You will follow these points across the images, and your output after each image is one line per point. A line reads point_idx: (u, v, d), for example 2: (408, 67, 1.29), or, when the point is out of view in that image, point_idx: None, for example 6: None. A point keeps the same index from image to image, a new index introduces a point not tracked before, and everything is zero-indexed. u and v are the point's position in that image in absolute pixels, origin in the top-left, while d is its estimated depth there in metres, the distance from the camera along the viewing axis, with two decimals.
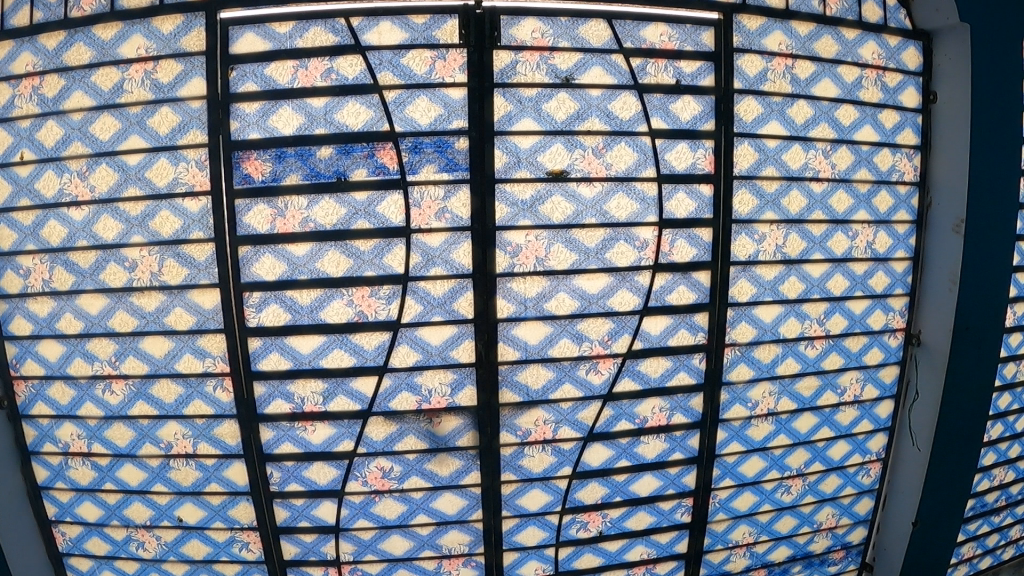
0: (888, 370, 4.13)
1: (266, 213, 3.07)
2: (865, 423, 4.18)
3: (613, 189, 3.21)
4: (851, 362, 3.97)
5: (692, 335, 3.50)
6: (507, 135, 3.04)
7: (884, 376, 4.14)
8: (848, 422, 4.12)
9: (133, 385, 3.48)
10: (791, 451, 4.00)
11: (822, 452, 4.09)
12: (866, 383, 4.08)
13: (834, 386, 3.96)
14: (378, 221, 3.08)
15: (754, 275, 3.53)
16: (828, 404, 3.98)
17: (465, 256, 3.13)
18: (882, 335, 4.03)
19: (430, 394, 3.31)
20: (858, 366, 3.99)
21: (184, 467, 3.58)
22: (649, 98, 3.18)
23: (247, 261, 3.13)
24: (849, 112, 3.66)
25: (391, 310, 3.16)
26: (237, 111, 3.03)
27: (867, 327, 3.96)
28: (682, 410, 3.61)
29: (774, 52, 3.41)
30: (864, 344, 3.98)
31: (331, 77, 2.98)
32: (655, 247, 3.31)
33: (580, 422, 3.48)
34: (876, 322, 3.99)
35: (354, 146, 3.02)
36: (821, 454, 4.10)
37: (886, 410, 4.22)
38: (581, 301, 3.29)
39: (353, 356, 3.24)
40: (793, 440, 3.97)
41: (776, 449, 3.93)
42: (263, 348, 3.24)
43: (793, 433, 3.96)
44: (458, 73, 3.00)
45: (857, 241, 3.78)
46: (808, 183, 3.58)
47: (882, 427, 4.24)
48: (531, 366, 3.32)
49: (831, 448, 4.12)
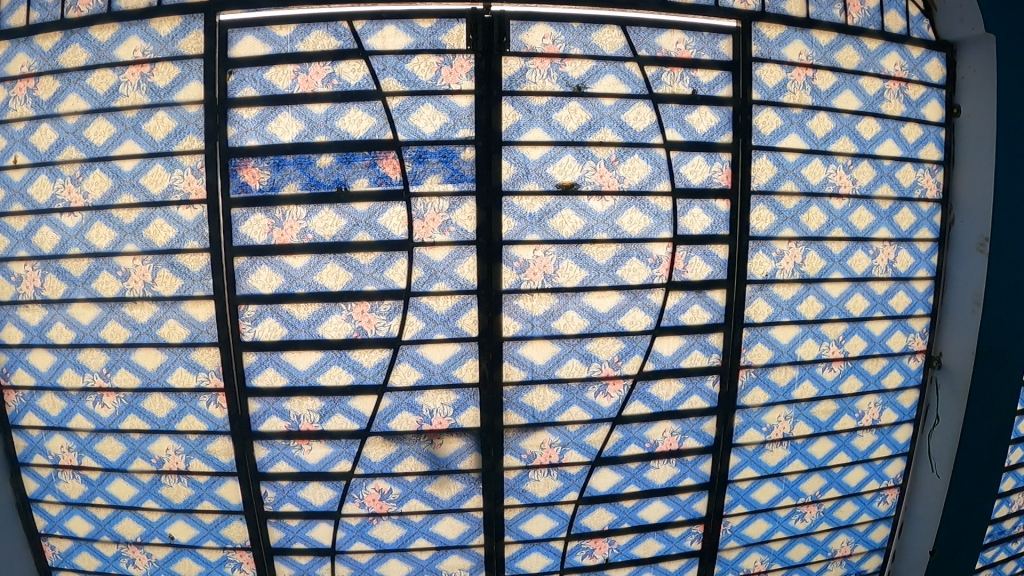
0: (907, 393, 3.98)
1: (263, 224, 2.95)
2: (883, 448, 4.03)
3: (625, 203, 3.07)
4: (869, 385, 3.82)
5: (705, 356, 3.35)
6: (516, 145, 2.91)
7: (903, 400, 3.99)
8: (866, 447, 3.96)
9: (124, 399, 3.36)
10: (806, 477, 3.84)
11: (838, 478, 3.93)
12: (884, 407, 3.92)
13: (852, 409, 3.80)
14: (380, 233, 2.94)
15: (771, 294, 3.38)
16: (845, 428, 3.82)
17: (470, 271, 3.00)
18: (901, 358, 3.89)
19: (431, 415, 3.17)
20: (876, 390, 3.84)
21: (175, 484, 3.45)
22: (664, 108, 3.05)
23: (243, 273, 3.01)
24: (871, 125, 3.53)
25: (392, 327, 3.03)
26: (234, 117, 2.91)
27: (887, 349, 3.81)
28: (694, 434, 3.45)
29: (794, 62, 3.28)
30: (883, 366, 3.83)
31: (332, 82, 2.86)
32: (669, 265, 3.17)
33: (588, 445, 3.33)
34: (896, 344, 3.84)
35: (355, 155, 2.89)
36: (837, 480, 3.94)
37: (905, 435, 4.06)
38: (590, 320, 3.15)
39: (352, 374, 3.10)
40: (809, 465, 3.81)
41: (791, 474, 3.78)
42: (258, 364, 3.11)
43: (808, 458, 3.79)
44: (465, 80, 2.86)
45: (878, 259, 3.64)
46: (829, 199, 3.45)
47: (900, 452, 4.08)
48: (537, 387, 3.18)
49: (847, 474, 3.96)
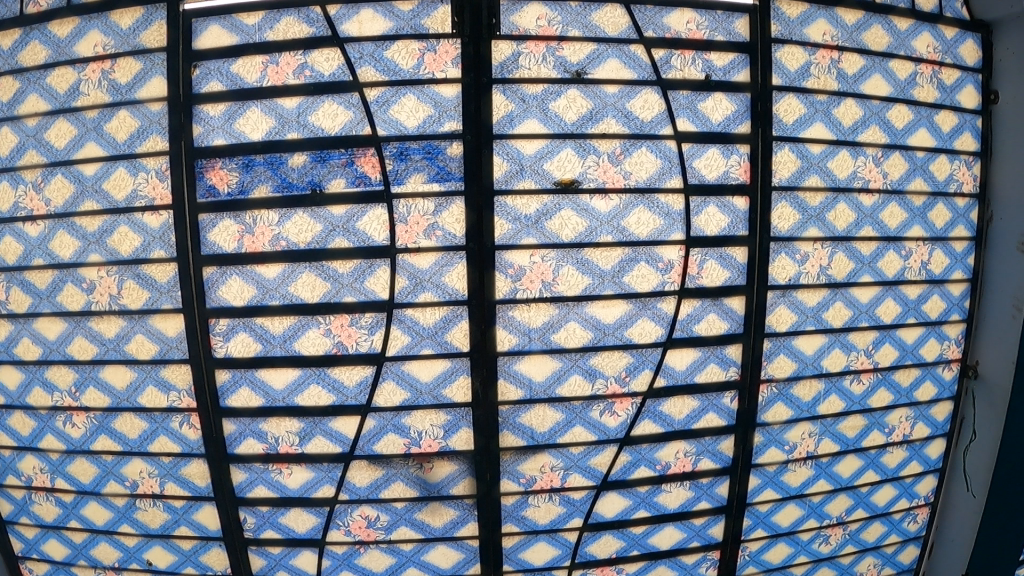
0: (941, 406, 3.67)
1: (233, 230, 2.69)
2: (914, 464, 3.71)
3: (632, 202, 2.77)
4: (900, 398, 3.54)
5: (722, 370, 3.08)
6: (508, 139, 2.62)
7: (936, 413, 3.68)
8: (895, 464, 3.65)
9: (95, 419, 3.11)
10: (832, 498, 3.55)
11: (865, 497, 3.64)
12: (916, 421, 3.62)
13: (882, 424, 3.53)
14: (360, 239, 2.67)
15: (794, 301, 3.12)
16: (874, 444, 3.54)
17: (459, 279, 2.71)
18: (935, 367, 3.58)
19: (420, 437, 2.89)
20: (907, 403, 3.55)
21: (151, 508, 3.20)
22: (675, 96, 2.75)
23: (213, 284, 2.75)
24: (902, 112, 3.24)
25: (374, 342, 2.76)
26: (200, 115, 2.65)
27: (919, 358, 3.52)
28: (709, 454, 3.19)
29: (818, 44, 2.99)
30: (915, 377, 3.54)
31: (304, 73, 2.59)
32: (682, 269, 2.87)
33: (593, 468, 3.06)
34: (930, 352, 3.54)
35: (331, 153, 2.62)
36: (865, 500, 3.64)
37: (937, 450, 3.74)
38: (594, 332, 2.86)
39: (332, 394, 2.84)
40: (834, 485, 3.53)
41: (814, 495, 3.50)
42: (232, 382, 2.85)
43: (834, 478, 3.52)
44: (450, 67, 2.58)
45: (911, 261, 3.36)
46: (857, 195, 3.17)
47: (932, 469, 3.76)
48: (536, 406, 2.90)
49: (875, 493, 3.67)
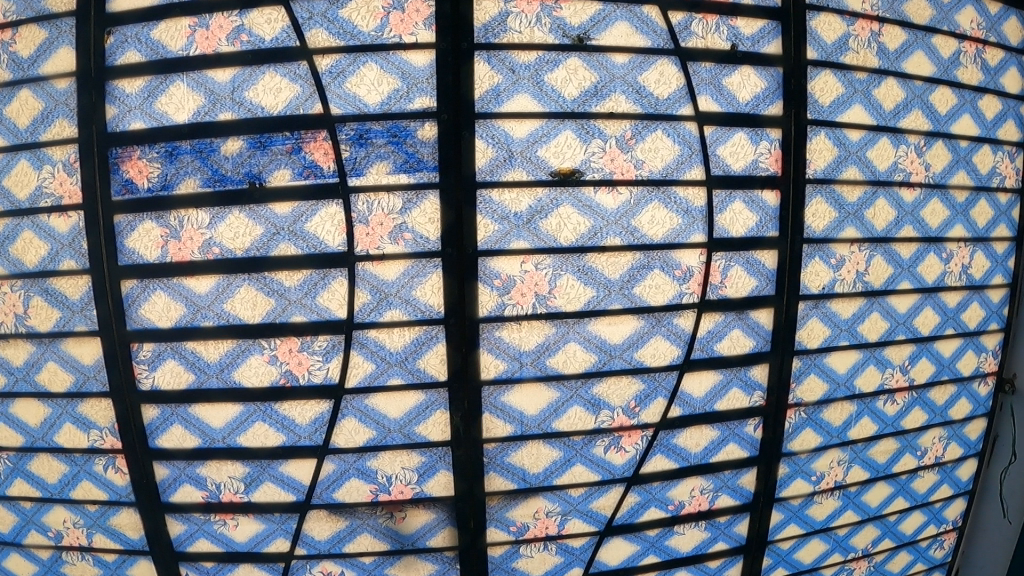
0: (975, 424, 3.29)
1: (155, 235, 2.20)
2: (944, 488, 3.32)
3: (644, 197, 2.30)
4: (935, 418, 3.14)
5: (746, 395, 2.65)
6: (493, 118, 2.14)
7: (970, 431, 3.29)
8: (926, 488, 3.26)
9: (7, 460, 2.57)
10: (858, 529, 3.15)
11: (893, 527, 3.24)
12: (949, 441, 3.23)
13: (915, 447, 3.13)
14: (310, 244, 2.19)
15: (828, 313, 2.72)
16: (906, 469, 3.15)
17: (434, 293, 2.24)
18: (971, 383, 3.20)
19: (389, 482, 2.40)
20: (942, 422, 3.16)
21: (79, 562, 2.65)
22: (695, 69, 2.28)
23: (134, 301, 2.26)
24: (945, 96, 2.84)
25: (330, 371, 2.28)
26: (113, 92, 2.16)
27: (955, 373, 3.13)
28: (728, 490, 2.77)
29: (857, 12, 2.55)
30: (951, 394, 3.15)
31: (240, 38, 2.10)
32: (703, 278, 2.41)
33: (596, 513, 2.59)
34: (966, 366, 3.16)
35: (273, 137, 2.14)
36: (892, 529, 3.25)
37: (968, 471, 3.36)
38: (598, 355, 2.39)
39: (282, 433, 2.35)
40: (862, 516, 3.12)
41: (840, 528, 3.09)
42: (162, 420, 2.36)
43: (862, 508, 3.11)
44: (422, 29, 2.10)
45: (952, 264, 2.97)
46: (898, 189, 2.78)
47: (963, 491, 3.38)
48: (528, 443, 2.42)
49: (903, 521, 3.27)
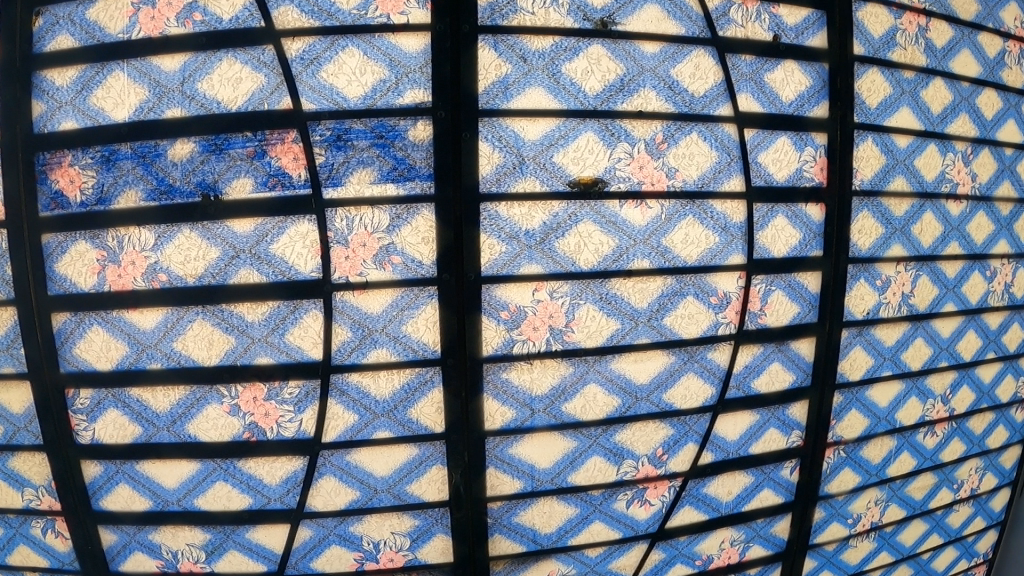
0: (1011, 452, 2.97)
1: (90, 258, 1.84)
2: (979, 521, 3.00)
3: (675, 212, 1.98)
4: (974, 448, 2.83)
5: (783, 436, 2.32)
6: (500, 117, 1.81)
7: (1006, 460, 2.97)
8: (960, 523, 2.94)
9: None
10: (892, 571, 2.81)
11: (927, 565, 2.92)
12: (985, 472, 2.91)
13: (952, 480, 2.81)
14: (277, 271, 1.84)
15: (872, 340, 2.40)
16: (942, 504, 2.82)
17: (428, 328, 1.89)
18: (1009, 409, 2.88)
19: (376, 550, 2.04)
20: (980, 452, 2.84)
21: None
22: (734, 62, 1.98)
23: (67, 338, 1.89)
24: (992, 99, 2.55)
25: (304, 423, 1.92)
26: (41, 85, 1.81)
27: (995, 400, 2.82)
28: (761, 540, 2.42)
29: (904, 4, 2.27)
30: (990, 423, 2.84)
31: (192, 18, 1.77)
32: (740, 305, 2.09)
33: (614, 573, 2.24)
34: (1006, 393, 2.85)
35: (232, 140, 1.80)
36: (926, 568, 2.92)
37: (1002, 502, 3.04)
38: (621, 397, 2.05)
39: (247, 495, 1.97)
40: (897, 556, 2.79)
41: (875, 572, 2.76)
42: (106, 478, 1.98)
43: (897, 548, 2.78)
44: (414, 8, 1.77)
45: (995, 283, 2.67)
46: (944, 202, 2.48)
47: (996, 523, 3.06)
48: (539, 499, 2.07)
49: (937, 558, 2.94)
